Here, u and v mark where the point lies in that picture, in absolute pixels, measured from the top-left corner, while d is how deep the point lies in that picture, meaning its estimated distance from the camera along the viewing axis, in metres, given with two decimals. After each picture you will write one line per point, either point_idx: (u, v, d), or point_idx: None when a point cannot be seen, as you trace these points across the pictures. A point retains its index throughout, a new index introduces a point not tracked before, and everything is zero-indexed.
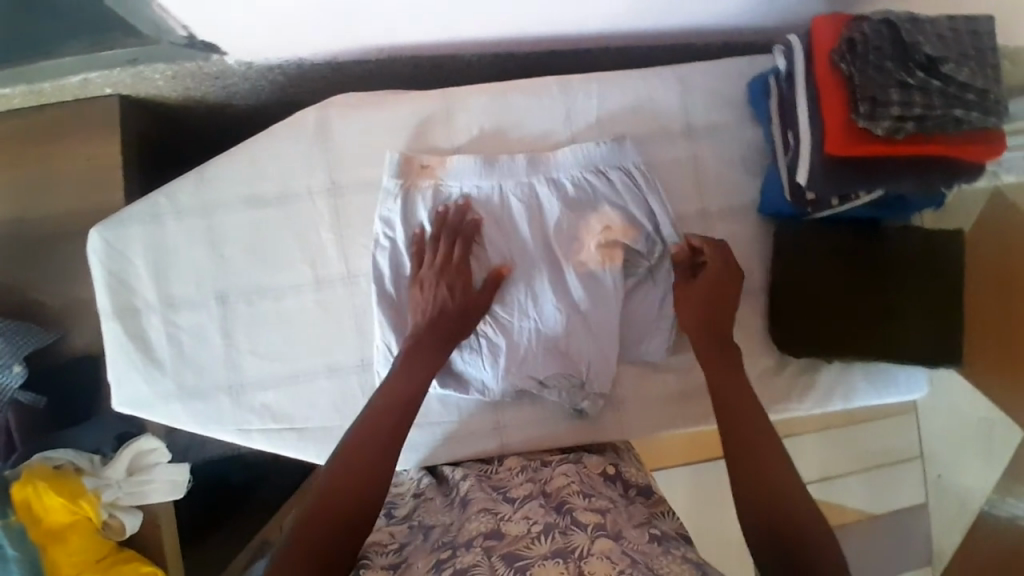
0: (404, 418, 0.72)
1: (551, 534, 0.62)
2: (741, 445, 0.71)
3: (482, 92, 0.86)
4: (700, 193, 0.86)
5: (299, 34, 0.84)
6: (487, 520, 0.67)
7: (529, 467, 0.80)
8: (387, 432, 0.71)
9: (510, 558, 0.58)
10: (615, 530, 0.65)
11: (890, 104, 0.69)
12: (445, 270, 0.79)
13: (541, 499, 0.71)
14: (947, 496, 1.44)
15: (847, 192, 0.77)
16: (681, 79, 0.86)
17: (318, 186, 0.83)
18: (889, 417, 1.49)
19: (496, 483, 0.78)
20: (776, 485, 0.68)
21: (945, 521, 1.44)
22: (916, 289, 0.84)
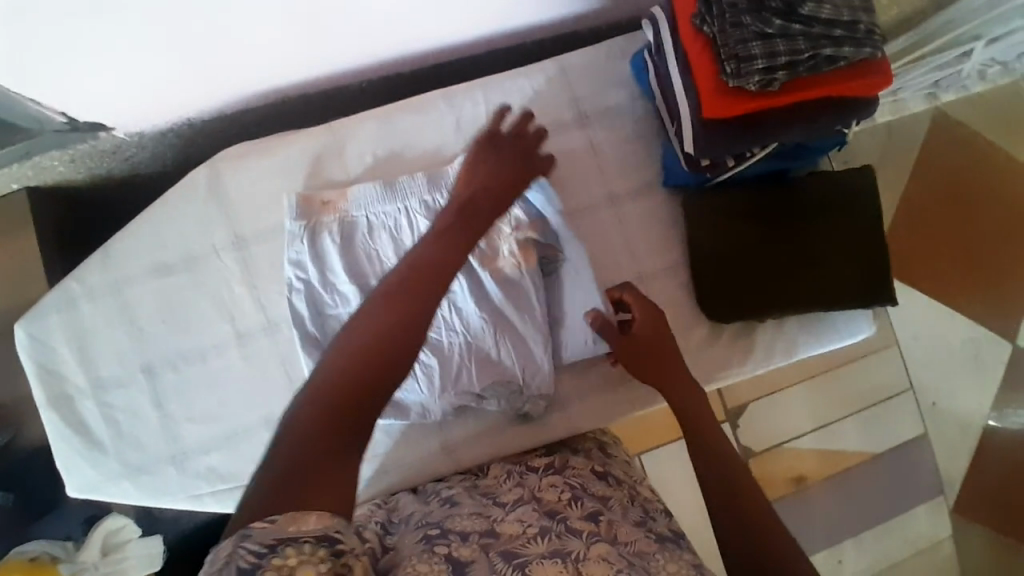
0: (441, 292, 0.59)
1: (546, 534, 0.62)
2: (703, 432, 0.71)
3: (368, 119, 0.86)
4: (602, 178, 0.85)
5: (179, 96, 0.84)
6: (479, 520, 0.66)
7: (515, 472, 0.78)
8: (412, 311, 0.56)
9: (506, 555, 0.59)
10: (611, 535, 0.64)
11: (754, 59, 0.69)
12: (506, 151, 0.79)
13: (534, 504, 0.70)
14: (942, 421, 1.48)
15: (739, 150, 0.76)
16: (560, 70, 0.85)
17: (224, 243, 0.83)
18: (870, 354, 1.47)
19: (485, 488, 0.76)
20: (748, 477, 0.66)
21: (944, 446, 1.48)
22: (834, 236, 0.83)
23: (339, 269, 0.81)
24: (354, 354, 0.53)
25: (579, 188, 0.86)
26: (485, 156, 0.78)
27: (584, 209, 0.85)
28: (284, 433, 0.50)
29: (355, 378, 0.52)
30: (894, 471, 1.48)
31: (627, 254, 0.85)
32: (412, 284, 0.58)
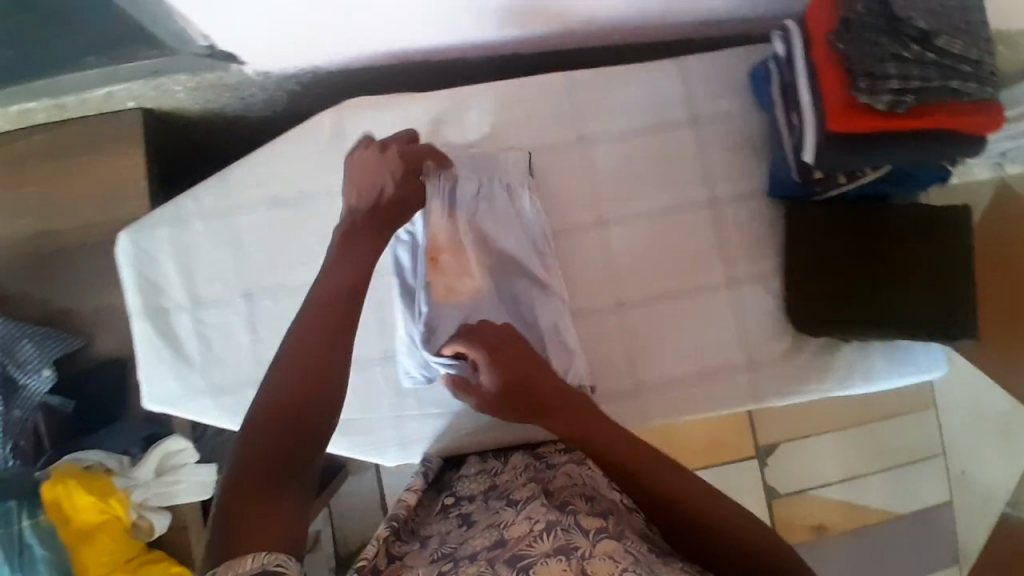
0: (345, 309, 0.68)
1: (552, 531, 0.61)
2: (641, 465, 0.67)
3: (490, 89, 0.87)
4: (708, 180, 0.88)
5: (312, 42, 0.86)
6: (491, 532, 0.65)
7: (534, 466, 0.77)
8: (325, 350, 0.66)
9: (513, 560, 0.58)
10: (617, 531, 0.63)
11: (889, 78, 0.72)
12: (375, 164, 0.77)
13: (544, 499, 0.68)
14: (969, 492, 1.46)
15: (853, 167, 0.79)
16: (683, 70, 0.88)
17: (337, 186, 0.86)
18: (906, 412, 1.47)
19: (500, 487, 0.74)
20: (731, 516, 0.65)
21: (968, 517, 1.46)
22: (922, 268, 0.85)
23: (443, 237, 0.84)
24: (277, 393, 0.63)
25: (683, 187, 0.88)
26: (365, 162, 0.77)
27: (685, 207, 0.88)
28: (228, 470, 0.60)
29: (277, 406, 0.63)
30: (916, 533, 1.47)
31: (721, 257, 0.88)
32: (320, 311, 0.68)
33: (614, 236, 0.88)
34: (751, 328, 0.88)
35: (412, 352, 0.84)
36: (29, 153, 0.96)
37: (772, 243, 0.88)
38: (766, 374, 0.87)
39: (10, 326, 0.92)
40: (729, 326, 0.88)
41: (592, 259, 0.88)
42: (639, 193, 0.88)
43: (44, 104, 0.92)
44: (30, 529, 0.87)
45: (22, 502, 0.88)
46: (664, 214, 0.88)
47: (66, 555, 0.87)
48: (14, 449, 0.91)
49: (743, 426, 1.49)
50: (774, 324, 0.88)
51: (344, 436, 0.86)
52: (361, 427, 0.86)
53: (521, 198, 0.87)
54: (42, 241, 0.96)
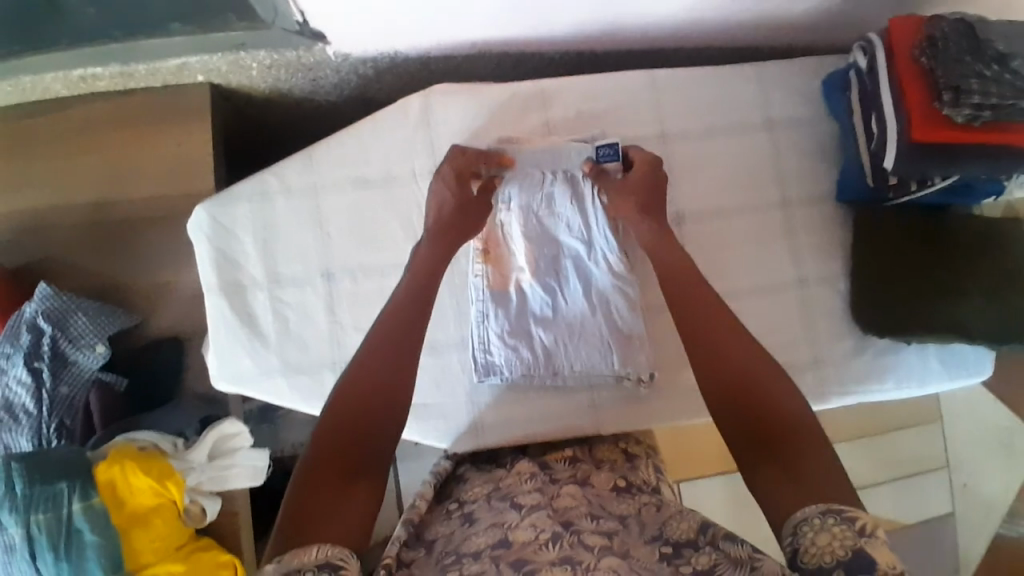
0: (418, 319, 0.72)
1: (557, 541, 0.61)
2: (710, 333, 0.70)
3: (575, 81, 0.88)
4: (780, 182, 0.91)
5: (401, 28, 0.85)
6: (494, 532, 0.66)
7: (539, 475, 0.77)
8: (388, 366, 0.68)
9: (517, 564, 0.59)
10: (623, 550, 0.62)
11: (972, 93, 0.74)
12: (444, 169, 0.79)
13: (550, 509, 0.68)
14: (971, 503, 1.50)
15: (927, 175, 0.81)
16: (760, 76, 0.91)
17: (422, 168, 0.86)
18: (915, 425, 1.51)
19: (505, 492, 0.74)
20: (773, 399, 0.65)
21: (970, 529, 1.49)
22: (974, 271, 0.86)
23: (517, 234, 0.87)
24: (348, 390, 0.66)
25: (756, 188, 0.91)
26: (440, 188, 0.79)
27: (758, 207, 0.91)
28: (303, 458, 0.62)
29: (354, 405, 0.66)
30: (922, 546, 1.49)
31: (791, 257, 0.91)
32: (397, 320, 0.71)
33: (690, 232, 0.90)
34: (817, 328, 0.91)
35: (483, 324, 0.87)
36: (93, 123, 0.95)
37: (839, 247, 0.92)
38: (831, 371, 0.91)
39: (64, 298, 0.88)
40: (796, 324, 0.91)
41: None
42: (715, 191, 0.91)
43: (111, 70, 0.90)
44: (81, 512, 0.80)
45: (74, 484, 0.81)
46: (738, 213, 0.91)
47: (117, 541, 0.81)
48: (60, 428, 0.88)
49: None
50: (837, 325, 0.92)
51: (418, 420, 0.87)
52: (434, 414, 0.87)
53: (581, 187, 0.86)
54: (102, 211, 0.95)
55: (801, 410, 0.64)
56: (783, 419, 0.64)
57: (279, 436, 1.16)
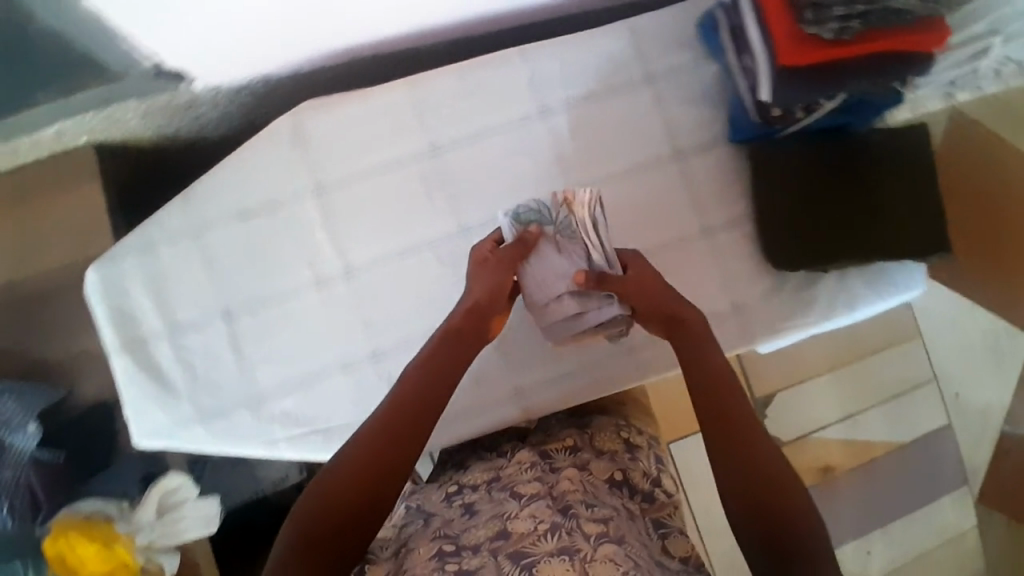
0: (437, 396, 0.69)
1: (556, 531, 0.64)
2: (726, 390, 0.69)
3: (446, 72, 0.85)
4: (671, 133, 0.88)
5: (263, 51, 0.84)
6: (495, 522, 0.69)
7: (539, 463, 0.80)
8: (420, 416, 0.67)
9: (515, 556, 0.61)
10: (618, 536, 0.66)
11: (833, 5, 0.72)
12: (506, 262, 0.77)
13: (548, 499, 0.71)
14: (967, 412, 1.56)
15: (810, 100, 0.80)
16: (632, 31, 0.88)
17: (303, 188, 0.82)
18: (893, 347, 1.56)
19: (504, 483, 0.77)
20: (767, 465, 0.63)
21: (969, 436, 1.56)
22: (910, 201, 0.87)
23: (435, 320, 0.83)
24: (349, 453, 0.64)
25: (649, 144, 0.88)
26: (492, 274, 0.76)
27: (653, 164, 0.88)
28: (300, 502, 0.62)
29: (353, 464, 0.63)
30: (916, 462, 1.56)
31: (696, 207, 0.88)
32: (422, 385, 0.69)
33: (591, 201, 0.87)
34: (733, 273, 0.88)
35: (394, 329, 0.81)
36: None
37: (744, 187, 0.89)
38: (757, 315, 0.88)
39: None
40: (714, 275, 0.88)
41: None
42: (610, 156, 0.87)
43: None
44: None
45: None
46: (636, 173, 0.88)
47: None
48: (10, 509, 0.86)
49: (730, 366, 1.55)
50: (754, 267, 0.89)
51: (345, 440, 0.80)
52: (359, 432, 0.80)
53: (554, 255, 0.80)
54: (9, 292, 0.94)
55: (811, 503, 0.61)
56: (793, 516, 0.60)
57: (256, 474, 1.18)
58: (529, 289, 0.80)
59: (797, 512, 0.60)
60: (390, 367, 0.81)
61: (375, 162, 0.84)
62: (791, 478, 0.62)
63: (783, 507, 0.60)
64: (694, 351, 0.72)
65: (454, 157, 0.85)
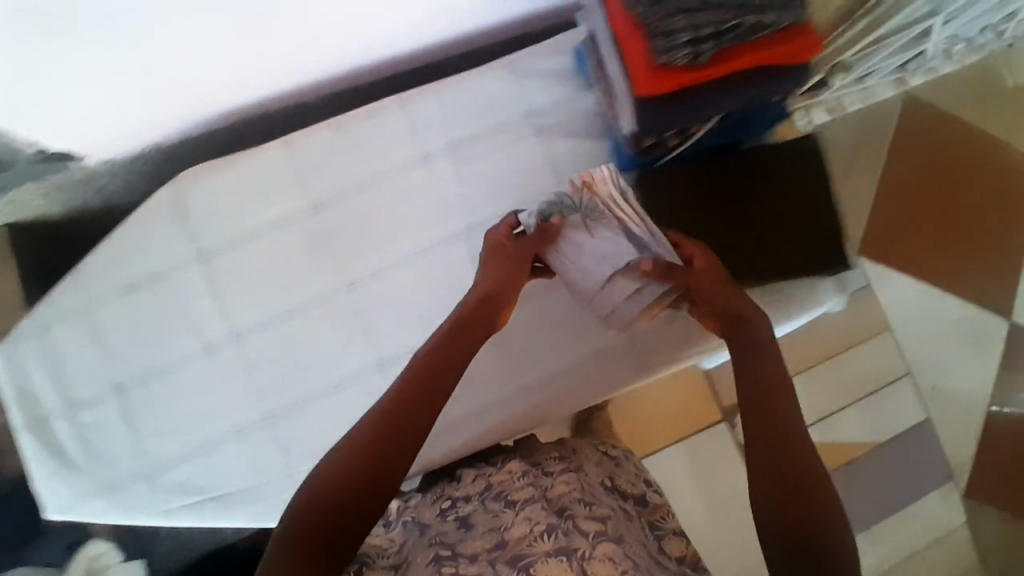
0: (427, 392, 0.61)
1: (553, 531, 0.60)
2: (773, 395, 0.62)
3: (318, 129, 0.82)
4: (556, 168, 0.85)
5: (147, 120, 0.84)
6: (492, 535, 0.64)
7: (530, 471, 0.72)
8: (419, 413, 0.59)
9: (513, 561, 0.58)
10: (617, 535, 0.61)
11: (678, 33, 0.68)
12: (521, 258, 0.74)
13: (543, 502, 0.66)
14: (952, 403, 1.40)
15: (680, 125, 0.77)
16: (510, 65, 0.85)
17: (186, 257, 0.81)
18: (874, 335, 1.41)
19: (493, 494, 0.71)
20: (797, 456, 0.58)
21: (958, 429, 1.38)
22: (810, 210, 0.84)
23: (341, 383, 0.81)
24: (335, 462, 0.56)
25: (535, 180, 0.85)
26: (491, 270, 0.72)
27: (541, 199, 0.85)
28: (294, 505, 0.55)
29: (334, 474, 0.55)
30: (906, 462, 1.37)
31: None
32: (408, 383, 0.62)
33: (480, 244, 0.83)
34: None
35: (280, 394, 0.80)
36: None
37: None
38: (654, 340, 0.86)
39: None
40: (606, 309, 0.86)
41: (458, 276, 0.82)
42: (497, 196, 0.84)
43: None
44: None
45: None
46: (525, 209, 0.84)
47: None
48: None
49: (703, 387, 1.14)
50: None
51: (241, 506, 0.80)
52: (256, 496, 0.79)
53: (582, 240, 0.79)
54: None
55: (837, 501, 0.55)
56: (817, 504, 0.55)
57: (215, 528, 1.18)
58: (576, 279, 0.81)
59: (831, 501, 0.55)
60: (279, 430, 0.79)
61: (251, 225, 0.81)
62: (822, 474, 0.57)
63: (820, 505, 0.55)
64: (748, 346, 0.67)
65: (335, 212, 0.82)
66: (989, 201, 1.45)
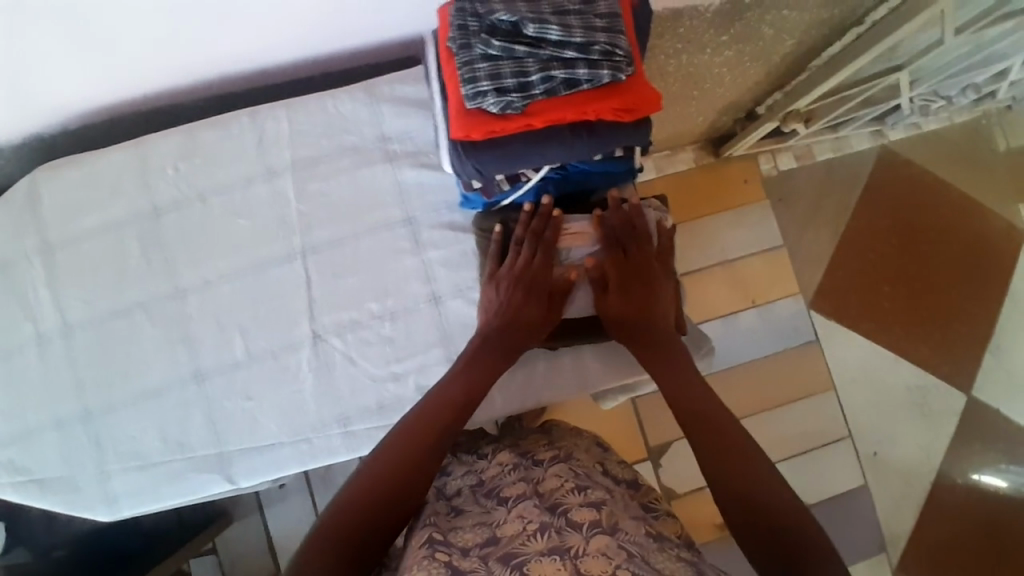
0: (456, 416, 0.72)
1: (546, 531, 0.62)
2: (711, 413, 0.71)
3: (172, 133, 0.84)
4: (402, 198, 0.84)
5: (20, 110, 0.85)
6: (482, 529, 0.67)
7: (521, 464, 0.77)
8: (439, 427, 0.71)
9: (506, 558, 0.59)
10: (612, 524, 0.63)
11: (481, 80, 0.67)
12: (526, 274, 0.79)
13: (536, 499, 0.69)
14: (885, 471, 1.42)
15: (503, 172, 0.74)
16: (366, 91, 0.85)
17: (32, 248, 0.84)
18: (808, 395, 1.43)
19: (489, 486, 0.76)
20: (751, 472, 0.65)
21: (891, 497, 1.41)
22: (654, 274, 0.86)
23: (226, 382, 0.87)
24: (363, 481, 0.66)
25: (380, 207, 0.84)
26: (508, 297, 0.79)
27: (382, 226, 0.84)
28: (316, 529, 0.63)
29: (375, 485, 0.65)
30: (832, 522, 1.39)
31: (425, 274, 0.83)
32: (430, 410, 0.72)
33: (312, 267, 0.83)
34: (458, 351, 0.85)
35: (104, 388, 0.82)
36: None
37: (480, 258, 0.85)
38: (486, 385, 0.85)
39: None
40: None
41: (289, 295, 0.82)
42: (340, 221, 0.84)
43: None
44: None
45: None
46: (368, 234, 0.84)
47: None
48: None
49: (631, 420, 1.35)
50: None
51: (56, 494, 0.82)
52: (68, 486, 0.81)
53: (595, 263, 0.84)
54: None
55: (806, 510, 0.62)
56: (791, 521, 0.61)
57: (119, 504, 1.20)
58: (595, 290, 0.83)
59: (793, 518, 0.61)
60: (96, 427, 0.81)
61: (98, 222, 0.84)
62: (783, 499, 0.63)
63: (777, 522, 0.61)
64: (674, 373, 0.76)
65: (175, 219, 0.84)
66: (962, 262, 1.48)
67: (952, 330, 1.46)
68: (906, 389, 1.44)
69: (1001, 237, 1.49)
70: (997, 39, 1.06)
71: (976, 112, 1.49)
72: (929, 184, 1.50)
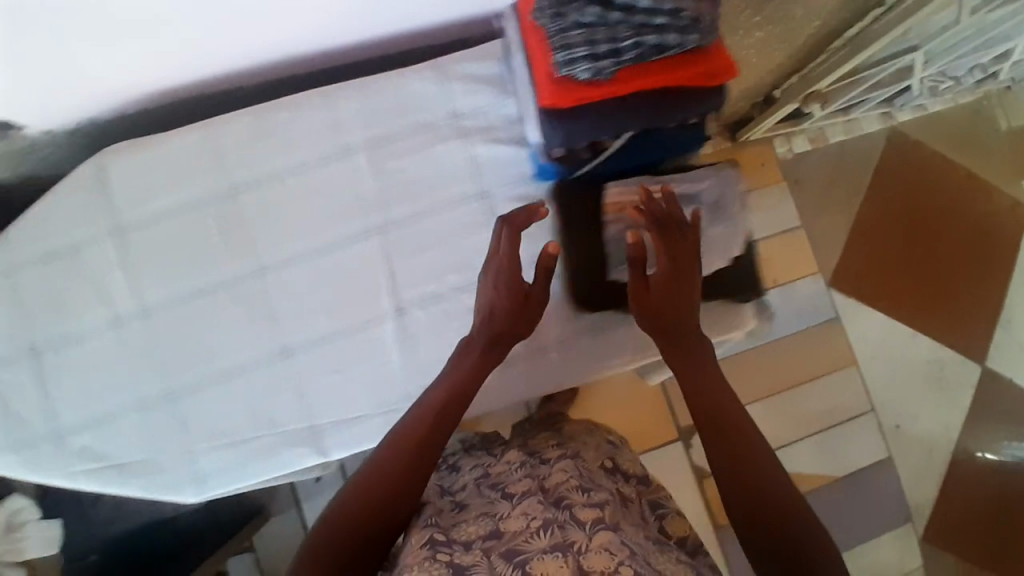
0: (452, 415, 0.71)
1: (549, 528, 0.60)
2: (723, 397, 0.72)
3: (243, 114, 0.84)
4: (477, 172, 0.87)
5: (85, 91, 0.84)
6: (484, 522, 0.65)
7: (528, 462, 0.76)
8: (439, 429, 0.69)
9: (509, 555, 0.58)
10: (614, 521, 0.63)
11: (576, 48, 0.69)
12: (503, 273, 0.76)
13: (539, 495, 0.68)
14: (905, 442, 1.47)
15: (591, 137, 0.77)
16: (437, 69, 0.87)
17: (104, 231, 0.83)
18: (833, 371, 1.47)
19: (494, 480, 0.75)
20: (757, 462, 0.66)
21: (911, 467, 1.46)
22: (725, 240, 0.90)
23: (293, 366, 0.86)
24: (361, 481, 0.65)
25: (455, 183, 0.87)
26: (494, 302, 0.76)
27: (457, 200, 0.87)
28: (320, 524, 0.63)
29: (372, 487, 0.65)
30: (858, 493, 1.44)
31: None
32: (429, 411, 0.70)
33: (390, 242, 0.85)
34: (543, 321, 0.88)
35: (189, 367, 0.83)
36: None
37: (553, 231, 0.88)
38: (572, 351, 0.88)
39: None
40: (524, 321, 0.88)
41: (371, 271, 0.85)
42: (416, 197, 0.86)
43: None
44: None
45: None
46: (443, 209, 0.86)
47: None
48: None
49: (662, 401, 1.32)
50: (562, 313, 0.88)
51: (139, 476, 0.83)
52: (152, 467, 0.83)
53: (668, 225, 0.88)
54: None
55: (806, 505, 0.64)
56: (788, 518, 0.62)
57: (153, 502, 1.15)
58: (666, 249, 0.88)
59: (800, 517, 0.62)
60: (182, 406, 0.83)
61: (171, 203, 0.84)
62: (789, 494, 0.64)
63: (785, 519, 0.62)
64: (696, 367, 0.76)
65: (252, 200, 0.84)
66: (974, 242, 1.55)
67: (967, 306, 1.53)
68: (924, 361, 1.50)
69: (1007, 215, 1.56)
70: (1001, 23, 1.13)
71: (978, 95, 1.56)
72: (939, 166, 1.56)
